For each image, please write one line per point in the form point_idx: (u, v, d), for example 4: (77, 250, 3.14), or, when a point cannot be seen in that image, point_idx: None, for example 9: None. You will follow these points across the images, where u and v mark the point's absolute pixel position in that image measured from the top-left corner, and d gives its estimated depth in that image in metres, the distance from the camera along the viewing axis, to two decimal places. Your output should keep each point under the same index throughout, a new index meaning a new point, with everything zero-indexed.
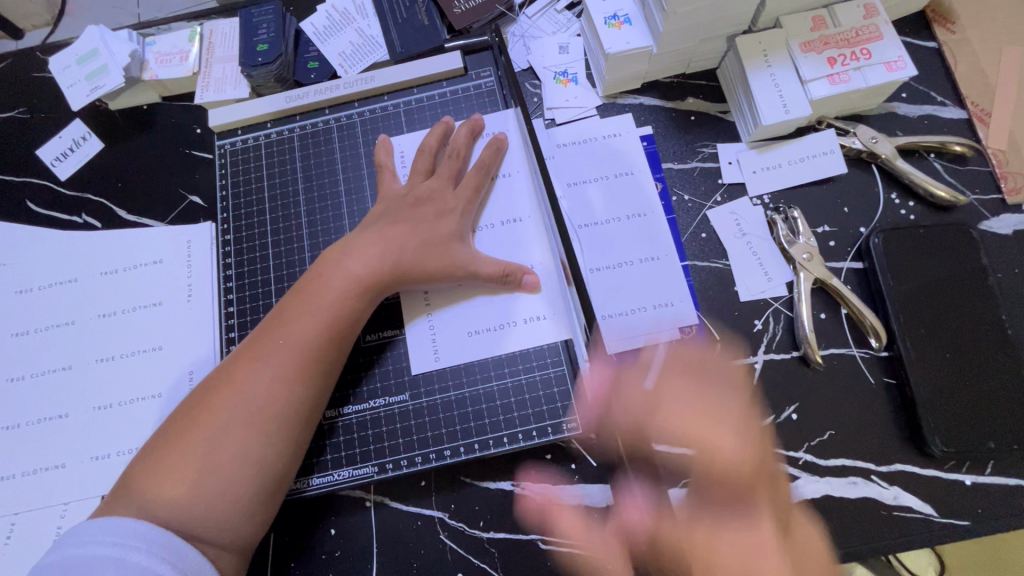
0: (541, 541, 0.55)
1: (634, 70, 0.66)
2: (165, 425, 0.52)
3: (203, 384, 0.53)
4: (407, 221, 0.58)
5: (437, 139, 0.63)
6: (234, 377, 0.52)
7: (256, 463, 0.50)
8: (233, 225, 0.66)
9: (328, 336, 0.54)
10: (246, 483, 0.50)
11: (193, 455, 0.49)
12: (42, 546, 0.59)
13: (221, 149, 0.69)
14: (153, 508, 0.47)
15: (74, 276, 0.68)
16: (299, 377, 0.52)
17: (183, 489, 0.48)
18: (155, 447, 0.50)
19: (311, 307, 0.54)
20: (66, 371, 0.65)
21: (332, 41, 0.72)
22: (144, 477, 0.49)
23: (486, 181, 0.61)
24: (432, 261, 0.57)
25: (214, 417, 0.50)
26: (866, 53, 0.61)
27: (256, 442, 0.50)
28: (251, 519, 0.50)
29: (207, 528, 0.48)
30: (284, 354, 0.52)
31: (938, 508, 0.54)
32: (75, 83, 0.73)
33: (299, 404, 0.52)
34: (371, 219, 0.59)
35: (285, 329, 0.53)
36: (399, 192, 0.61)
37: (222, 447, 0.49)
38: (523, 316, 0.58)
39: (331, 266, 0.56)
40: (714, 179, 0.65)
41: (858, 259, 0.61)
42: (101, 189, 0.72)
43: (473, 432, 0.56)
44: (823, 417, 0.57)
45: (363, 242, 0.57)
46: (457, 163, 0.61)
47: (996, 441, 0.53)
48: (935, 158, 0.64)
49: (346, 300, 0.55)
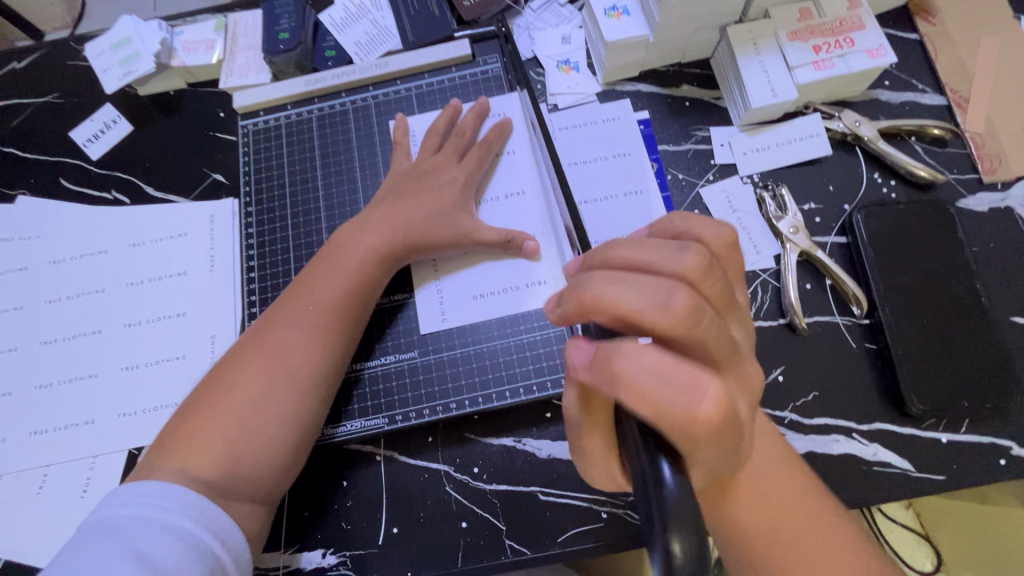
0: (541, 492, 0.59)
1: (632, 58, 0.70)
2: (195, 390, 0.56)
3: (230, 353, 0.57)
4: (415, 195, 0.63)
5: (445, 122, 0.67)
6: (265, 338, 0.56)
7: (288, 416, 0.54)
8: (255, 199, 0.71)
9: (351, 300, 0.59)
10: (279, 434, 0.54)
11: (227, 417, 0.52)
12: (73, 496, 0.63)
13: (244, 130, 0.73)
14: (192, 460, 0.50)
15: (104, 247, 0.73)
16: (325, 341, 0.57)
17: (221, 443, 0.52)
18: (189, 407, 0.54)
19: (333, 273, 0.59)
20: (96, 335, 0.69)
21: (348, 31, 0.77)
22: (181, 434, 0.52)
23: (489, 157, 0.66)
24: (437, 230, 0.61)
25: (245, 382, 0.54)
26: (850, 41, 0.65)
27: (286, 395, 0.55)
28: (283, 470, 0.55)
29: (243, 479, 0.52)
30: (312, 314, 0.57)
31: (915, 464, 0.57)
32: (108, 68, 0.77)
33: (326, 360, 0.57)
34: (382, 194, 0.64)
35: (311, 292, 0.58)
36: (404, 167, 0.66)
37: (257, 404, 0.54)
38: (522, 281, 0.62)
39: (349, 239, 0.61)
40: (706, 160, 0.69)
41: (842, 234, 0.65)
42: (130, 168, 0.77)
43: (478, 386, 0.60)
44: (807, 379, 0.60)
45: (379, 214, 0.62)
46: (461, 140, 0.66)
47: (970, 401, 0.57)
48: (915, 141, 0.68)
49: (364, 272, 0.59)
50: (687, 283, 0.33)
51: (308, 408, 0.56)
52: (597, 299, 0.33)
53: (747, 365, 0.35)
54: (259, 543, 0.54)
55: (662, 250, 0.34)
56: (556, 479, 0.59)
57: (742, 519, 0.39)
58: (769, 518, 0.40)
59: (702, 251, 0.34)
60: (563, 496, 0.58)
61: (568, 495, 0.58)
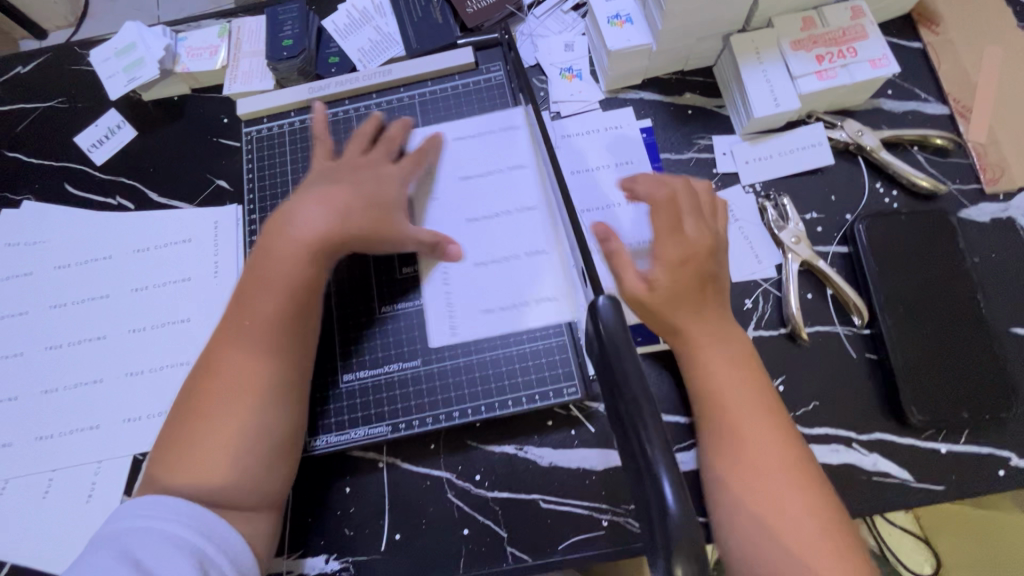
0: (542, 500, 0.59)
1: (635, 66, 0.70)
2: (171, 412, 0.56)
3: (193, 373, 0.56)
4: (348, 183, 0.61)
5: (373, 128, 0.67)
6: (217, 358, 0.55)
7: (250, 430, 0.53)
8: (258, 206, 0.71)
9: (293, 302, 0.57)
10: (250, 448, 0.53)
11: (204, 435, 0.53)
12: (78, 500, 0.63)
13: (247, 136, 0.73)
14: (176, 482, 0.51)
15: (108, 253, 0.73)
16: (277, 346, 0.56)
17: (197, 464, 0.52)
18: (167, 432, 0.54)
19: (276, 280, 0.57)
20: (101, 341, 0.69)
21: (352, 37, 0.77)
22: (164, 457, 0.53)
23: (425, 162, 0.66)
24: (384, 230, 0.60)
25: (213, 399, 0.54)
26: (853, 51, 0.65)
27: (244, 411, 0.53)
28: (269, 480, 0.54)
29: (229, 493, 0.52)
30: (249, 328, 0.55)
31: (914, 474, 0.57)
32: (113, 74, 0.78)
33: (275, 370, 0.55)
34: (326, 188, 0.63)
35: (249, 306, 0.56)
36: (328, 163, 0.64)
37: (227, 418, 0.53)
38: (517, 289, 0.62)
39: (288, 240, 0.58)
40: (708, 168, 0.69)
41: (843, 243, 0.65)
42: (134, 173, 0.77)
43: (480, 394, 0.61)
44: (808, 389, 0.60)
45: (314, 209, 0.59)
46: (392, 146, 0.66)
47: (970, 412, 0.57)
48: (917, 150, 0.68)
49: (305, 269, 0.57)
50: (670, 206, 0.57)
51: (270, 419, 0.54)
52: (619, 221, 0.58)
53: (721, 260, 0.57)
54: (265, 550, 0.55)
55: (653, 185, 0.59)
56: (557, 487, 0.59)
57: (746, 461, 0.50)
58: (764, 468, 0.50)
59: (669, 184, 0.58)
60: (563, 504, 0.59)
61: (569, 503, 0.59)
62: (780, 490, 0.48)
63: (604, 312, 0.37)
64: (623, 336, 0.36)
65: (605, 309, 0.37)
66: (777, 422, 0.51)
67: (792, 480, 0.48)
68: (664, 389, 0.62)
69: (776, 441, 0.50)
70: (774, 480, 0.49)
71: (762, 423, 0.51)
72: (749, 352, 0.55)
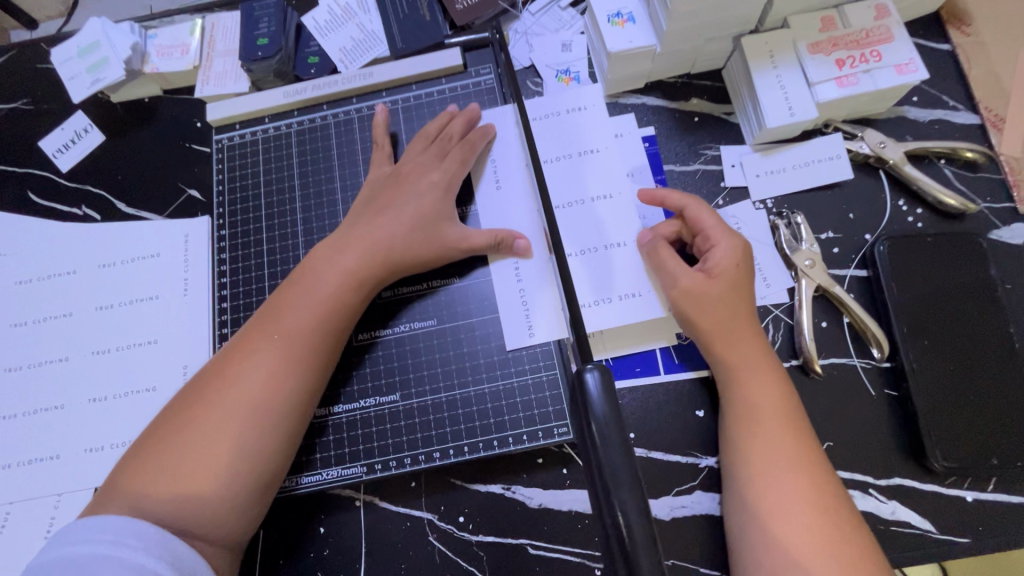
0: (530, 546, 0.55)
1: (637, 69, 0.64)
2: (158, 417, 0.51)
3: (197, 376, 0.52)
4: (395, 208, 0.57)
5: (437, 127, 0.62)
6: (228, 366, 0.51)
7: (243, 452, 0.48)
8: (229, 220, 0.66)
9: (325, 323, 0.53)
10: (235, 473, 0.48)
11: (187, 448, 0.47)
12: (36, 537, 0.59)
13: (219, 144, 0.68)
14: (147, 492, 0.46)
15: (72, 267, 0.68)
16: (296, 365, 0.51)
17: (178, 477, 0.46)
18: (150, 436, 0.49)
19: (315, 295, 0.54)
20: (63, 363, 0.65)
21: (332, 35, 0.71)
22: (140, 465, 0.47)
23: (472, 157, 0.61)
24: (424, 246, 0.57)
25: (212, 409, 0.49)
26: (876, 56, 0.59)
27: (244, 430, 0.48)
28: (243, 512, 0.49)
29: (197, 518, 0.46)
30: (276, 344, 0.51)
31: (937, 524, 0.53)
32: (76, 75, 0.73)
33: (292, 394, 0.51)
34: (363, 205, 0.59)
35: (278, 319, 0.53)
36: (386, 172, 0.61)
37: (217, 432, 0.48)
38: (539, 311, 0.58)
39: (326, 259, 0.55)
40: (716, 182, 0.64)
41: (862, 266, 0.60)
42: (101, 181, 0.72)
43: (463, 434, 0.56)
44: (821, 427, 0.55)
45: (353, 233, 0.57)
46: (446, 141, 0.61)
47: (999, 458, 0.52)
48: (944, 164, 0.62)
49: (343, 292, 0.54)
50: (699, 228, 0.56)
51: (268, 444, 0.49)
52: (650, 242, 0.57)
53: (749, 291, 0.55)
54: None
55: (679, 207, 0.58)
56: (547, 531, 0.55)
57: (770, 499, 0.47)
58: (789, 509, 0.46)
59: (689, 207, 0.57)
60: (554, 550, 0.54)
61: (560, 549, 0.54)
62: (802, 532, 0.45)
63: (594, 398, 0.30)
64: (616, 430, 0.29)
65: (596, 393, 0.30)
66: (805, 457, 0.48)
67: (816, 520, 0.45)
68: (663, 424, 0.57)
69: (801, 481, 0.47)
70: (797, 522, 0.45)
71: (786, 458, 0.48)
72: (780, 383, 0.52)
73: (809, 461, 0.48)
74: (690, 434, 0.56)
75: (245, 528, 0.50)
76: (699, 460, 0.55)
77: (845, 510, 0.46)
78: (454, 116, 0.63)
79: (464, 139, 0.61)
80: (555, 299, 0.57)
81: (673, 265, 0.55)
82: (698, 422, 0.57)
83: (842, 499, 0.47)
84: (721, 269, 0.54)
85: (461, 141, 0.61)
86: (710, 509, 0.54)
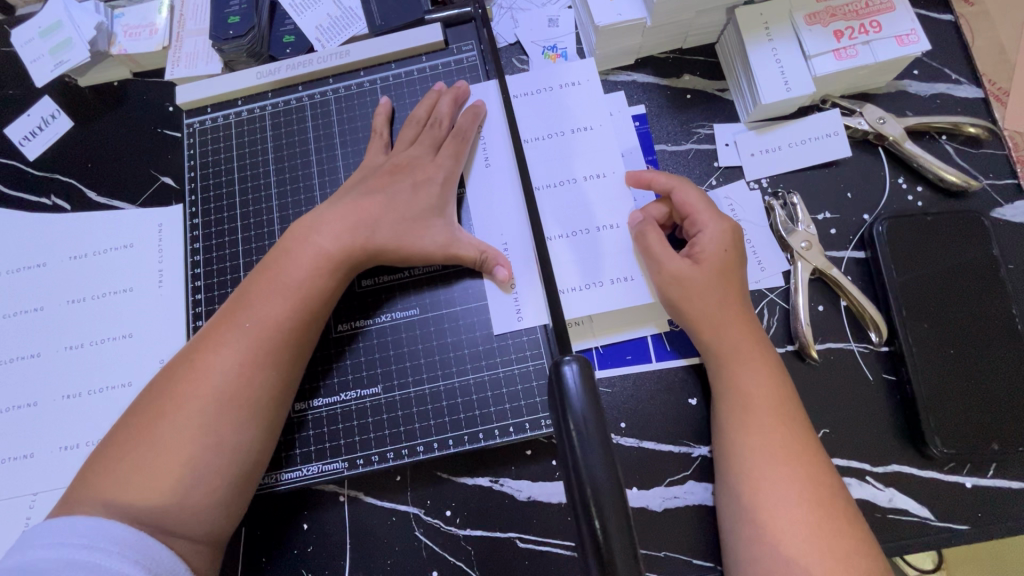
0: (519, 539, 0.53)
1: (627, 44, 0.61)
2: (127, 413, 0.47)
3: (166, 368, 0.49)
4: (381, 192, 0.55)
5: (426, 110, 0.59)
6: (198, 357, 0.48)
7: (218, 448, 0.45)
8: (202, 208, 0.63)
9: (303, 314, 0.50)
10: (210, 469, 0.45)
11: (157, 445, 0.44)
12: (8, 539, 0.57)
13: (190, 128, 0.65)
14: (118, 492, 0.43)
15: (43, 260, 0.66)
16: (271, 358, 0.48)
17: (149, 475, 0.43)
18: (119, 432, 0.46)
19: (291, 283, 0.50)
20: (34, 359, 0.63)
21: (309, 13, 0.68)
22: (110, 461, 0.44)
23: (466, 149, 0.58)
24: (405, 233, 0.54)
25: (183, 403, 0.45)
26: (876, 26, 0.56)
27: (217, 424, 0.45)
28: (221, 508, 0.46)
29: (174, 516, 0.43)
30: (248, 334, 0.48)
31: (936, 512, 0.51)
32: (39, 57, 0.69)
33: (268, 385, 0.48)
34: (347, 189, 0.56)
35: (251, 307, 0.49)
36: (381, 160, 0.58)
37: (189, 428, 0.45)
38: (528, 294, 0.56)
39: (299, 242, 0.52)
40: (709, 162, 0.61)
41: (859, 248, 0.58)
42: (70, 170, 0.69)
43: (447, 426, 0.54)
44: (818, 414, 0.54)
45: (334, 213, 0.53)
46: (438, 131, 0.58)
47: (999, 443, 0.51)
48: (946, 140, 0.60)
49: (319, 276, 0.51)
50: (689, 210, 0.54)
51: (244, 437, 0.47)
52: (639, 228, 0.54)
53: (741, 276, 0.53)
54: None
55: (669, 189, 0.55)
56: (536, 524, 0.53)
57: (761, 487, 0.45)
58: (781, 498, 0.44)
59: (679, 190, 0.55)
60: (543, 543, 0.53)
61: (550, 543, 0.53)
62: (795, 527, 0.43)
63: (572, 391, 0.28)
64: (595, 427, 0.27)
65: (573, 387, 0.28)
66: (798, 447, 0.46)
67: (809, 512, 0.43)
68: (655, 414, 0.55)
69: (795, 470, 0.45)
70: (789, 510, 0.44)
71: (779, 450, 0.46)
72: (773, 371, 0.50)
73: (804, 449, 0.46)
74: (682, 424, 0.55)
75: (226, 524, 0.47)
76: (692, 449, 0.54)
77: (839, 496, 0.45)
78: (443, 95, 0.60)
79: (454, 125, 0.59)
80: (542, 281, 0.55)
81: (660, 250, 0.53)
82: (691, 410, 0.55)
83: (837, 490, 0.45)
84: (708, 253, 0.52)
85: (453, 128, 0.58)
86: (705, 499, 0.52)
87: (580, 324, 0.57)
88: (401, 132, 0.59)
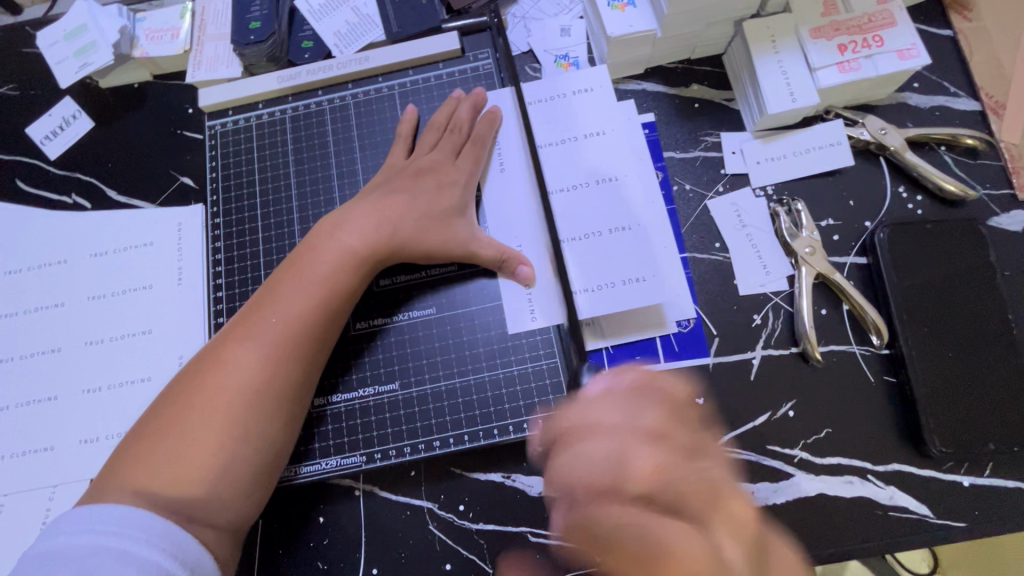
0: (530, 534, 0.55)
1: (638, 54, 0.63)
2: (155, 404, 0.49)
3: (193, 362, 0.50)
4: (406, 193, 0.57)
5: (446, 116, 0.61)
6: (225, 350, 0.49)
7: (245, 439, 0.47)
8: (223, 208, 0.65)
9: (325, 309, 0.52)
10: (237, 459, 0.46)
11: (186, 435, 0.46)
12: (29, 530, 0.58)
13: (211, 131, 0.67)
14: (148, 481, 0.44)
15: (65, 257, 0.67)
16: (294, 353, 0.50)
17: (180, 464, 0.45)
18: (148, 423, 0.47)
19: (314, 279, 0.52)
20: (54, 354, 0.64)
21: (327, 19, 0.69)
22: (141, 450, 0.45)
23: (485, 153, 0.60)
24: (426, 233, 0.56)
25: (211, 396, 0.47)
26: (879, 40, 0.59)
27: (245, 416, 0.47)
28: (246, 497, 0.47)
29: (202, 503, 0.44)
30: (273, 328, 0.50)
31: (934, 509, 0.53)
32: (63, 59, 0.71)
33: (291, 378, 0.49)
34: (369, 191, 0.58)
35: (276, 303, 0.51)
36: (401, 163, 0.60)
37: (216, 421, 0.46)
38: (541, 294, 0.57)
39: (322, 242, 0.54)
40: (716, 169, 0.63)
41: (861, 254, 0.60)
42: (90, 169, 0.70)
43: (463, 423, 0.55)
44: (820, 414, 0.56)
45: (358, 214, 0.55)
46: (457, 136, 0.60)
47: (997, 443, 0.52)
48: (945, 151, 0.62)
49: (340, 274, 0.53)
50: None
51: (270, 428, 0.48)
52: None
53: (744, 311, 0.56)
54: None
55: None
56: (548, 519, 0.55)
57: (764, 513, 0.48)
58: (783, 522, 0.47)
59: None
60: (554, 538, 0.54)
61: None
62: None
63: None
64: None
65: None
66: None
67: None
68: None
69: None
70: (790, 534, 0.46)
71: None
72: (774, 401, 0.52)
73: None
74: None
75: (252, 512, 0.48)
76: None
77: None
78: (460, 103, 0.62)
79: (473, 130, 0.61)
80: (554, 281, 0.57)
81: None
82: None
83: None
84: None
85: (471, 134, 0.61)
86: None
87: (589, 326, 0.59)
88: (421, 138, 0.61)
